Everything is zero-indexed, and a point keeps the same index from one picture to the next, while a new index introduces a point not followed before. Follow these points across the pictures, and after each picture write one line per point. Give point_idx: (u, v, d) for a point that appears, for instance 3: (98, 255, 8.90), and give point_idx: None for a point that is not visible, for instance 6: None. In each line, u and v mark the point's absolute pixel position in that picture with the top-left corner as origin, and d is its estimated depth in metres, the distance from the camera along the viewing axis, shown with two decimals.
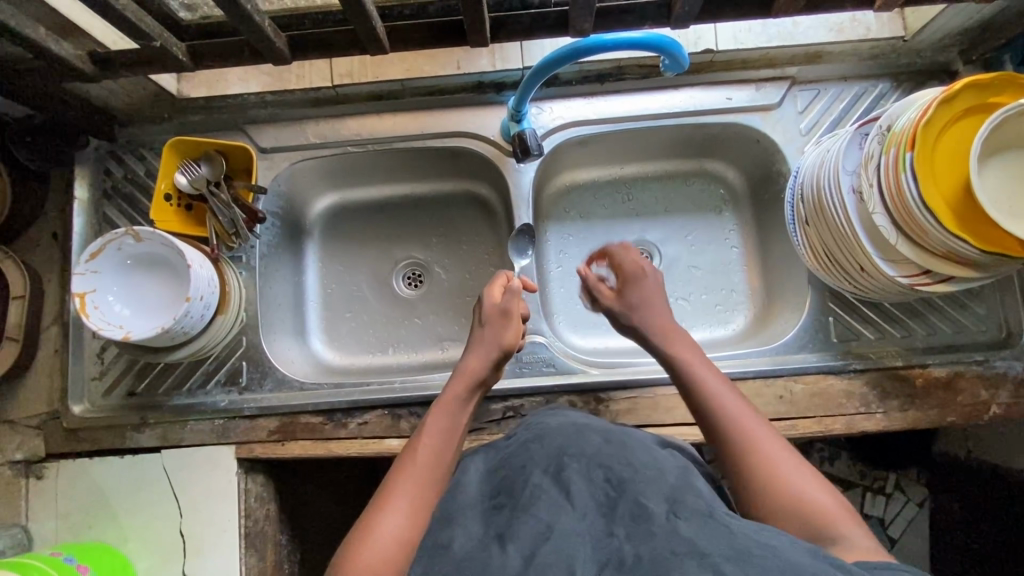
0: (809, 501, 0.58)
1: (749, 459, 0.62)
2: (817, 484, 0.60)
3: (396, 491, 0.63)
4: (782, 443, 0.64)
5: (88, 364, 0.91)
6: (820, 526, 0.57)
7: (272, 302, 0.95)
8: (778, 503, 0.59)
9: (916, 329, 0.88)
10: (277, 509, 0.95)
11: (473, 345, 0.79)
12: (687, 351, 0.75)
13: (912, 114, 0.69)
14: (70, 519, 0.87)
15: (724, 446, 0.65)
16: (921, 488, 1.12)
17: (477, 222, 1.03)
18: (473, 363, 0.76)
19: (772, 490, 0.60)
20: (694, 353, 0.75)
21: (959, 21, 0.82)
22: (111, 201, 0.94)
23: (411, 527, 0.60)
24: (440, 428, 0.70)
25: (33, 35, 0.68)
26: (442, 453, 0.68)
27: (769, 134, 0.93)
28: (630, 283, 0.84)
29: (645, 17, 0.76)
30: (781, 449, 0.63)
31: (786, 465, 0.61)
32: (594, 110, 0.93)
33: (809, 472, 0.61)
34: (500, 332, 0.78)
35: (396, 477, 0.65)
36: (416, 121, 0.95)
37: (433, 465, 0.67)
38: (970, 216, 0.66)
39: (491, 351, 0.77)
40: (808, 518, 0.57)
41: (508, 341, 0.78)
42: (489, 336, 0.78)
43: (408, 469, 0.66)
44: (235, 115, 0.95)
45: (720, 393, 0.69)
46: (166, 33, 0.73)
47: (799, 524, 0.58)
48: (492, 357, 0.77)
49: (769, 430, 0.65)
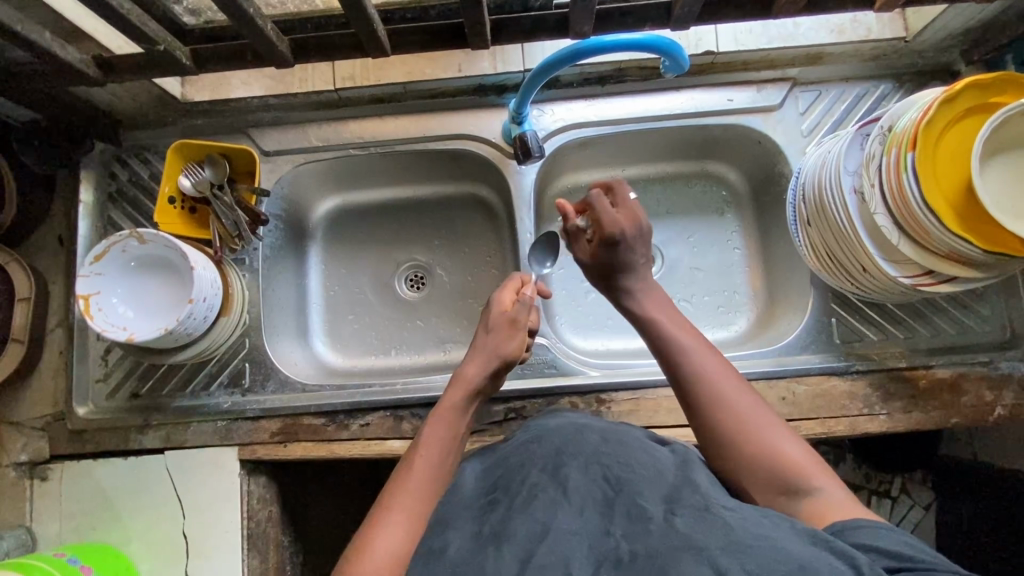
0: (783, 459, 0.59)
1: (727, 426, 0.62)
2: (790, 439, 0.61)
3: (389, 507, 0.61)
4: (754, 397, 0.64)
5: (93, 366, 0.92)
6: (793, 482, 0.58)
7: (275, 304, 0.96)
8: (753, 462, 0.60)
9: (920, 330, 0.88)
10: (280, 511, 0.95)
11: (472, 353, 0.76)
12: (658, 308, 0.73)
13: (912, 114, 0.69)
14: (74, 521, 0.87)
15: (697, 404, 0.65)
16: (926, 491, 1.14)
17: (479, 224, 1.04)
18: (471, 371, 0.74)
19: (746, 449, 0.61)
20: (670, 309, 0.73)
21: (960, 21, 0.82)
22: (116, 204, 0.94)
23: (403, 545, 0.58)
24: (435, 441, 0.68)
25: (38, 40, 0.69)
26: (437, 469, 0.66)
27: (771, 135, 0.93)
28: (613, 246, 0.73)
29: (645, 19, 0.76)
30: (754, 405, 0.63)
31: (760, 423, 0.62)
32: (595, 112, 0.94)
33: (781, 426, 0.62)
34: (503, 340, 0.76)
35: (388, 493, 0.63)
36: (418, 124, 0.95)
37: (426, 481, 0.64)
38: (972, 215, 0.66)
39: (492, 360, 0.74)
40: (781, 475, 0.59)
41: (510, 350, 0.75)
42: (491, 344, 0.76)
43: (400, 484, 0.64)
44: (239, 118, 0.96)
45: (693, 348, 0.67)
46: (169, 37, 0.74)
47: (772, 481, 0.59)
48: (493, 366, 0.74)
49: (742, 385, 0.65)
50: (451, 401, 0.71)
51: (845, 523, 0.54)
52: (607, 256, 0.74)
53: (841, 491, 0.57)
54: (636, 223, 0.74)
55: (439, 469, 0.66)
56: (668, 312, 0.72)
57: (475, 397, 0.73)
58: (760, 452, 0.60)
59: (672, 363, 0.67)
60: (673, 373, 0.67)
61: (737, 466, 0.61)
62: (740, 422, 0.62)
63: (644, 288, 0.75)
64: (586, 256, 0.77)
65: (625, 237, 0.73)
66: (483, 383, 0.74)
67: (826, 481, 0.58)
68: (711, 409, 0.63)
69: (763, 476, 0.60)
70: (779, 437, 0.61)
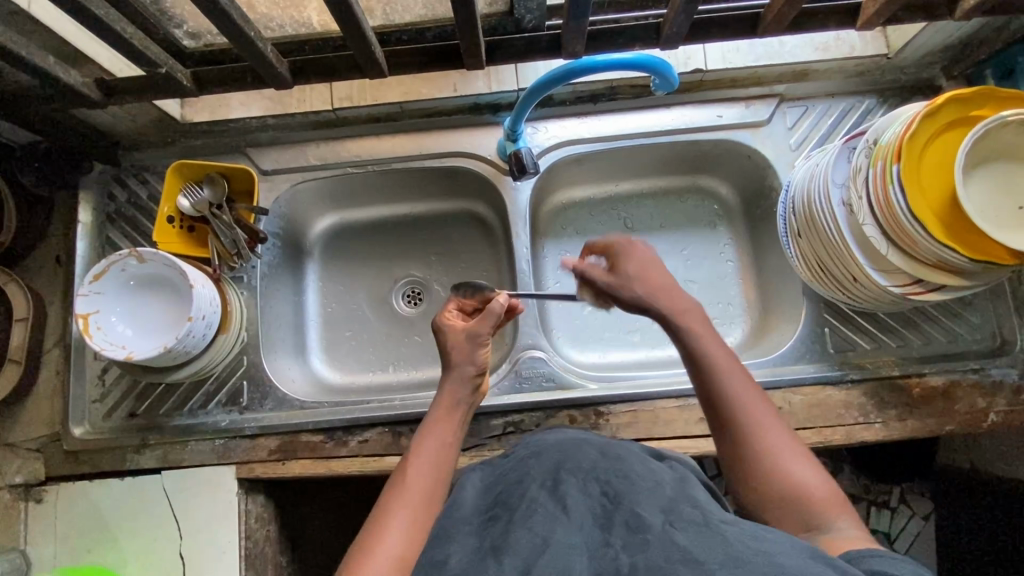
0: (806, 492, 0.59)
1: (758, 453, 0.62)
2: (813, 472, 0.61)
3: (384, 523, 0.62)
4: (778, 420, 0.64)
5: (90, 386, 0.92)
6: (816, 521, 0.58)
7: (273, 321, 0.96)
8: (775, 495, 0.60)
9: (912, 338, 0.89)
10: (277, 530, 0.95)
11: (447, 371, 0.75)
12: (695, 318, 0.69)
13: (896, 128, 0.71)
14: (68, 544, 0.86)
15: (724, 429, 0.64)
16: (925, 500, 1.13)
17: (476, 240, 1.05)
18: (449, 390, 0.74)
19: (770, 482, 0.61)
20: (703, 321, 0.69)
21: (940, 38, 0.85)
22: (114, 223, 0.95)
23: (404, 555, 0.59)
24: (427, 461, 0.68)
25: (42, 64, 0.70)
26: (434, 479, 0.67)
27: (760, 149, 0.95)
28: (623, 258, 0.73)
29: (635, 39, 0.78)
30: (780, 430, 0.63)
31: (786, 456, 0.61)
32: (587, 129, 0.96)
33: (803, 458, 0.62)
34: (469, 354, 0.75)
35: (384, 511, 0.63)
36: (415, 142, 0.97)
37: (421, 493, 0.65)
38: (958, 226, 0.67)
39: (470, 377, 0.75)
40: (805, 507, 0.59)
41: (478, 359, 0.75)
42: (456, 362, 0.75)
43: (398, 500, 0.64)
44: (237, 138, 0.97)
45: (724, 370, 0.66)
46: (170, 60, 0.75)
47: (794, 512, 0.59)
48: (473, 379, 0.75)
49: (770, 412, 0.64)
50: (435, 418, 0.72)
51: (860, 553, 0.52)
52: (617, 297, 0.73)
53: (859, 528, 0.57)
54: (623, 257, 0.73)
55: (441, 479, 0.68)
56: (704, 327, 0.69)
57: (462, 411, 0.74)
58: (783, 483, 0.60)
59: (701, 381, 0.66)
60: (703, 391, 0.66)
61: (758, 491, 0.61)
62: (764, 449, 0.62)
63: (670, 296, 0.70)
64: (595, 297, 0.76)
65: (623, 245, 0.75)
66: (462, 396, 0.74)
67: (846, 520, 0.58)
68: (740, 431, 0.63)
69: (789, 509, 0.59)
70: (799, 467, 0.61)
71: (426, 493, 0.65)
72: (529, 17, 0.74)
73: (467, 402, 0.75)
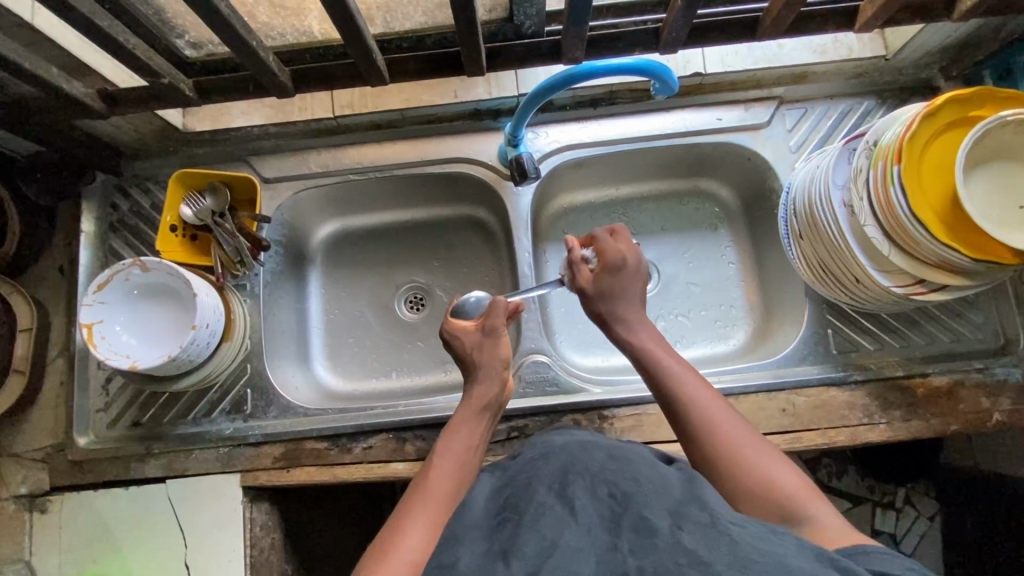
0: (776, 486, 0.60)
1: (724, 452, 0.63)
2: (782, 466, 0.62)
3: (411, 516, 0.64)
4: (739, 421, 0.66)
5: (94, 396, 0.92)
6: (785, 510, 0.59)
7: (276, 328, 0.96)
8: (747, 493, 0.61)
9: (915, 338, 0.89)
10: (282, 537, 0.95)
11: (473, 372, 0.79)
12: (654, 339, 0.75)
13: (896, 129, 0.71)
14: (73, 554, 0.86)
15: (688, 437, 0.66)
16: (930, 501, 1.13)
17: (479, 246, 1.05)
18: (478, 390, 0.78)
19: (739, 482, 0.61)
20: (660, 339, 0.75)
21: (937, 39, 0.85)
22: (116, 233, 0.95)
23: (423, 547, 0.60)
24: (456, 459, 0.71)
25: (45, 75, 0.70)
26: (458, 477, 0.70)
27: (760, 151, 0.95)
28: (614, 272, 0.79)
29: (635, 44, 0.79)
30: (740, 430, 0.65)
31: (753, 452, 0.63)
32: (588, 133, 0.96)
33: (771, 455, 0.63)
34: (494, 350, 0.80)
35: (410, 502, 0.66)
36: (416, 148, 0.97)
37: (448, 493, 0.68)
38: (959, 225, 0.67)
39: (496, 377, 0.78)
40: (777, 502, 0.59)
41: (503, 355, 0.80)
42: (483, 359, 0.79)
43: (423, 491, 0.68)
44: (239, 147, 0.97)
45: (682, 377, 0.70)
46: (174, 71, 0.77)
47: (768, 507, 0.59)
48: (500, 379, 0.79)
49: (732, 415, 0.67)
50: (463, 415, 0.76)
51: (855, 548, 0.53)
52: (605, 283, 0.79)
53: (835, 516, 0.57)
54: (638, 251, 0.81)
55: (465, 476, 0.71)
56: (662, 345, 0.74)
57: (491, 411, 0.78)
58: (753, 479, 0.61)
59: (662, 394, 0.70)
60: (667, 400, 0.69)
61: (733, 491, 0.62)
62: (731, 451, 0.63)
63: (635, 317, 0.77)
64: (585, 284, 0.80)
65: (626, 266, 0.79)
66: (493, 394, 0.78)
67: (821, 509, 0.58)
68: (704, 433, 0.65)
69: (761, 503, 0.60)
70: (768, 460, 0.62)
71: (448, 489, 0.68)
72: (528, 23, 0.75)
73: (498, 401, 0.78)
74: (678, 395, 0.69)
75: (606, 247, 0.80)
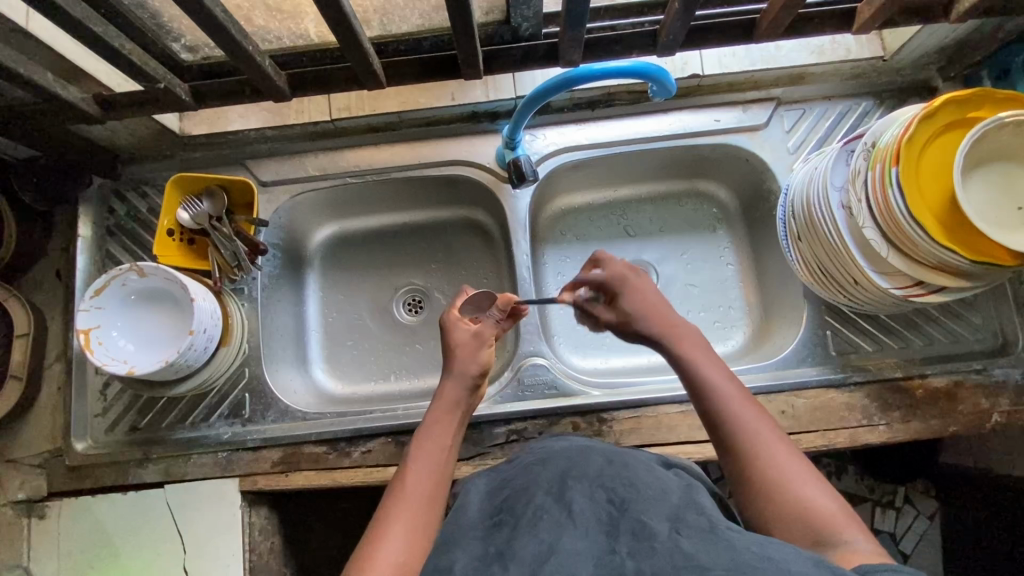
0: (813, 510, 0.58)
1: (764, 474, 0.61)
2: (822, 490, 0.59)
3: (389, 525, 0.62)
4: (782, 440, 0.63)
5: (92, 401, 0.91)
6: (820, 534, 0.56)
7: (274, 332, 0.96)
8: (783, 516, 0.58)
9: (914, 340, 0.89)
10: (280, 542, 0.94)
11: (449, 371, 0.78)
12: (698, 350, 0.72)
13: (894, 130, 0.70)
14: (70, 559, 0.86)
15: (728, 454, 0.64)
16: (930, 499, 1.14)
17: (477, 248, 1.05)
18: (450, 389, 0.76)
19: (773, 504, 0.59)
20: (709, 355, 0.72)
21: (935, 40, 0.85)
22: (114, 237, 0.95)
23: (402, 560, 0.59)
24: (430, 464, 0.69)
25: (41, 80, 0.70)
26: (435, 481, 0.68)
27: (758, 153, 0.95)
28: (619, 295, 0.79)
29: (632, 46, 0.78)
30: (784, 449, 0.62)
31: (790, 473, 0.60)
32: (586, 135, 0.96)
33: (813, 478, 0.60)
34: (473, 352, 0.78)
35: (388, 509, 0.64)
36: (415, 151, 0.97)
37: (424, 500, 0.66)
38: (959, 227, 0.67)
39: (471, 378, 0.77)
40: (813, 526, 0.57)
41: (482, 360, 0.78)
42: (460, 361, 0.77)
43: (400, 498, 0.65)
44: (236, 150, 0.97)
45: (728, 396, 0.67)
46: (168, 75, 0.76)
47: (803, 532, 0.57)
48: (473, 381, 0.77)
49: (776, 435, 0.64)
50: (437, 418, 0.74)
51: (878, 567, 0.49)
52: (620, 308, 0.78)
53: (871, 544, 0.54)
54: (632, 270, 0.81)
55: (439, 482, 0.69)
56: (706, 358, 0.71)
57: (462, 414, 0.76)
58: (791, 503, 0.59)
59: (705, 411, 0.67)
60: (710, 416, 0.67)
61: (768, 513, 0.59)
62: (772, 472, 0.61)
63: (676, 329, 0.74)
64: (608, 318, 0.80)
65: (625, 287, 0.79)
66: (464, 397, 0.76)
67: (858, 536, 0.55)
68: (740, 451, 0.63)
69: (792, 525, 0.58)
70: (807, 484, 0.59)
71: (426, 494, 0.66)
72: (525, 26, 0.75)
73: (468, 403, 0.77)
74: (720, 413, 0.66)
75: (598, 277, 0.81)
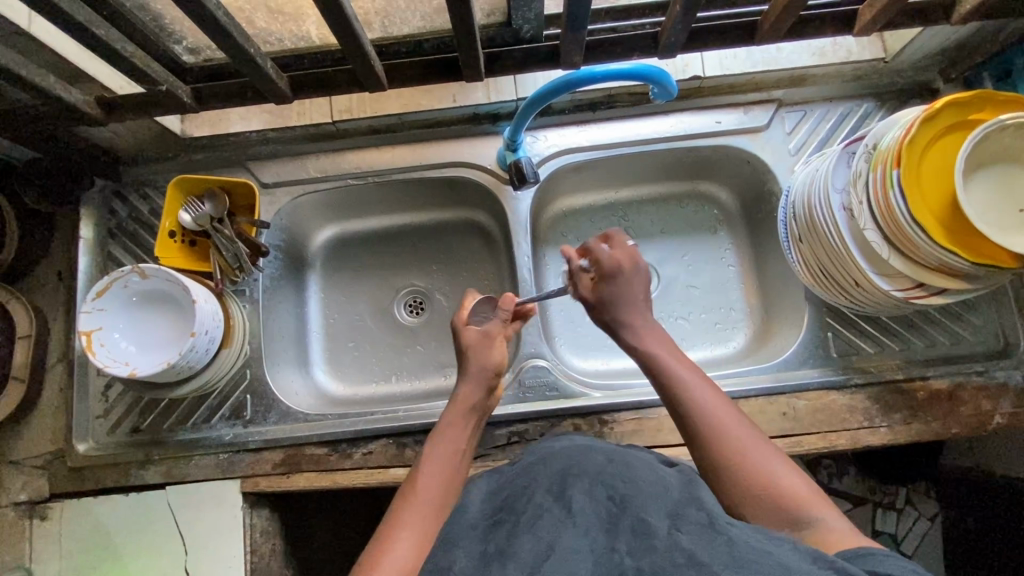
0: (784, 490, 0.59)
1: (732, 455, 0.62)
2: (789, 471, 0.61)
3: (401, 525, 0.63)
4: (747, 424, 0.65)
5: (93, 403, 0.92)
6: (793, 513, 0.57)
7: (275, 334, 0.96)
8: (756, 497, 0.59)
9: (915, 341, 0.89)
10: (282, 543, 0.94)
11: (464, 372, 0.79)
12: (658, 341, 0.75)
13: (895, 133, 0.70)
14: (72, 561, 0.86)
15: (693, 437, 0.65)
16: (931, 501, 1.14)
17: (479, 249, 1.05)
18: (466, 391, 0.77)
19: (744, 483, 0.60)
20: (669, 347, 0.74)
21: (936, 42, 0.85)
22: (115, 239, 0.95)
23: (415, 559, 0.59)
24: (443, 466, 0.70)
25: (43, 83, 0.70)
26: (446, 484, 0.69)
27: (759, 155, 0.95)
28: (611, 281, 0.79)
29: (633, 48, 0.78)
30: (750, 433, 0.64)
31: (756, 447, 0.63)
32: (587, 137, 0.96)
33: (779, 460, 0.62)
34: (487, 354, 0.79)
35: (400, 509, 0.65)
36: (416, 153, 0.97)
37: (436, 502, 0.67)
38: (961, 230, 0.67)
39: (485, 381, 0.78)
40: (785, 505, 0.58)
41: (497, 361, 0.79)
42: (474, 363, 0.78)
43: (413, 499, 0.66)
44: (238, 152, 0.97)
45: (691, 383, 0.69)
46: (170, 77, 0.76)
47: (774, 510, 0.58)
48: (488, 383, 0.78)
49: (741, 419, 0.65)
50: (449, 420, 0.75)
51: (859, 551, 0.51)
52: (607, 290, 0.79)
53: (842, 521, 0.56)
54: (634, 263, 0.80)
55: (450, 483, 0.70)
56: (666, 349, 0.74)
57: (476, 416, 0.77)
58: (761, 483, 0.60)
59: (669, 398, 0.69)
60: (673, 404, 0.68)
61: (739, 493, 0.60)
62: (740, 455, 0.62)
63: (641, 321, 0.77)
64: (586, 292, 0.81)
65: (623, 272, 0.79)
66: (481, 399, 0.77)
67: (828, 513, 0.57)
68: (705, 429, 0.65)
69: (765, 497, 0.59)
70: (775, 465, 0.61)
71: (439, 496, 0.68)
72: (527, 27, 0.75)
73: (484, 405, 0.78)
74: (685, 400, 0.68)
75: (601, 256, 0.80)
